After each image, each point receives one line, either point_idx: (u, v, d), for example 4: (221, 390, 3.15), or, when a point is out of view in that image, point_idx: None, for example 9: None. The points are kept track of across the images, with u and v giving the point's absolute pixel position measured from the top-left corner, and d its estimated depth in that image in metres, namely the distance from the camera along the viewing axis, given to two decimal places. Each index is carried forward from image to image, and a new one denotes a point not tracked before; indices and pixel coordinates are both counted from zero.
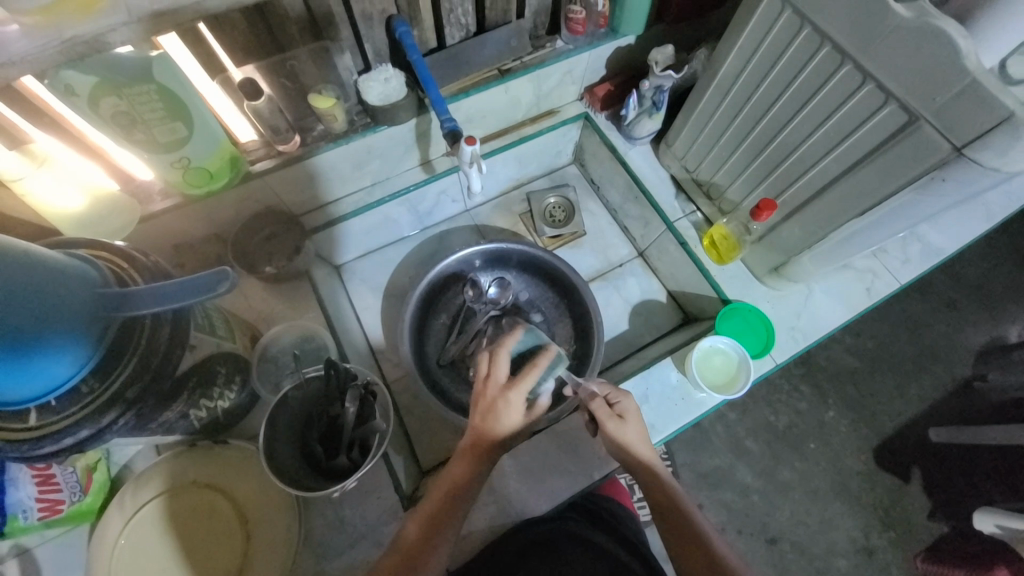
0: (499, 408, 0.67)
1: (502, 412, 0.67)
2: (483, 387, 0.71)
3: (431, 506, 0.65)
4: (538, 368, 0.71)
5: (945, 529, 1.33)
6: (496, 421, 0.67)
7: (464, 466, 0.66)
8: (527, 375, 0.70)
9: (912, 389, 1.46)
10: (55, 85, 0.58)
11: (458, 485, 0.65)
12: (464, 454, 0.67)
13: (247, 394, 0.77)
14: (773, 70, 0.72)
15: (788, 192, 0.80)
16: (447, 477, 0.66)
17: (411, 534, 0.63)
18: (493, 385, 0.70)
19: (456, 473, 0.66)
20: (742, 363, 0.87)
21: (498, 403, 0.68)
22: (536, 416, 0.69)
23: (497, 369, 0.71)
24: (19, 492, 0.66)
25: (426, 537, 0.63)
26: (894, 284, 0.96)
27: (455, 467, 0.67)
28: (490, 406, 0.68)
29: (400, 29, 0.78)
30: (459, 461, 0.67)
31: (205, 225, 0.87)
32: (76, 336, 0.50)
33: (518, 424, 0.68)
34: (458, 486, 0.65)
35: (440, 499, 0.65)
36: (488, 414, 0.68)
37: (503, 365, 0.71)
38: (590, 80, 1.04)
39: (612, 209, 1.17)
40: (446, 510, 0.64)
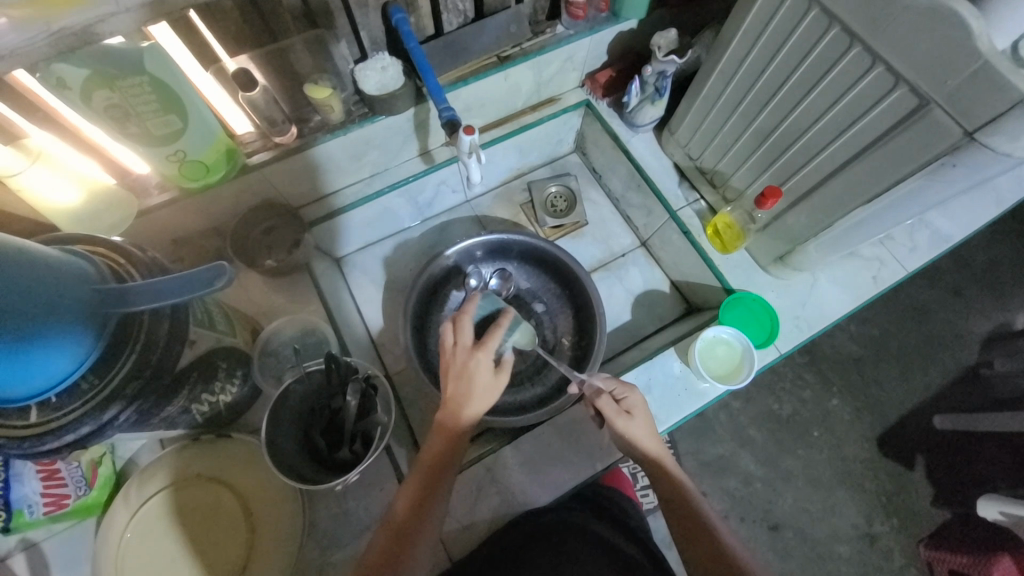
0: (468, 369, 0.69)
1: (472, 373, 0.69)
2: (449, 354, 0.72)
3: (420, 481, 0.65)
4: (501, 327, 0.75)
5: (948, 515, 1.34)
6: (468, 383, 0.69)
7: (444, 439, 0.67)
8: (492, 336, 0.73)
9: (917, 378, 1.45)
10: (46, 78, 0.57)
11: (441, 459, 0.66)
12: (441, 427, 0.68)
13: (248, 387, 0.77)
14: (780, 55, 0.70)
15: (794, 180, 0.78)
16: (432, 455, 0.67)
17: (401, 511, 0.63)
18: (460, 350, 0.71)
19: (437, 448, 0.67)
20: (746, 354, 0.86)
21: (467, 365, 0.69)
22: (505, 371, 0.71)
23: (462, 335, 0.72)
24: (25, 488, 0.66)
25: (415, 513, 0.63)
26: (901, 272, 0.94)
27: (436, 444, 0.67)
28: (460, 370, 0.70)
29: (396, 16, 0.77)
30: (438, 435, 0.68)
31: (203, 219, 0.86)
32: (75, 332, 0.50)
33: (489, 384, 0.70)
34: (442, 461, 0.66)
35: (430, 476, 0.65)
36: (459, 377, 0.69)
37: (466, 329, 0.73)
38: (591, 66, 1.02)
39: (614, 198, 1.16)
40: (439, 487, 0.65)
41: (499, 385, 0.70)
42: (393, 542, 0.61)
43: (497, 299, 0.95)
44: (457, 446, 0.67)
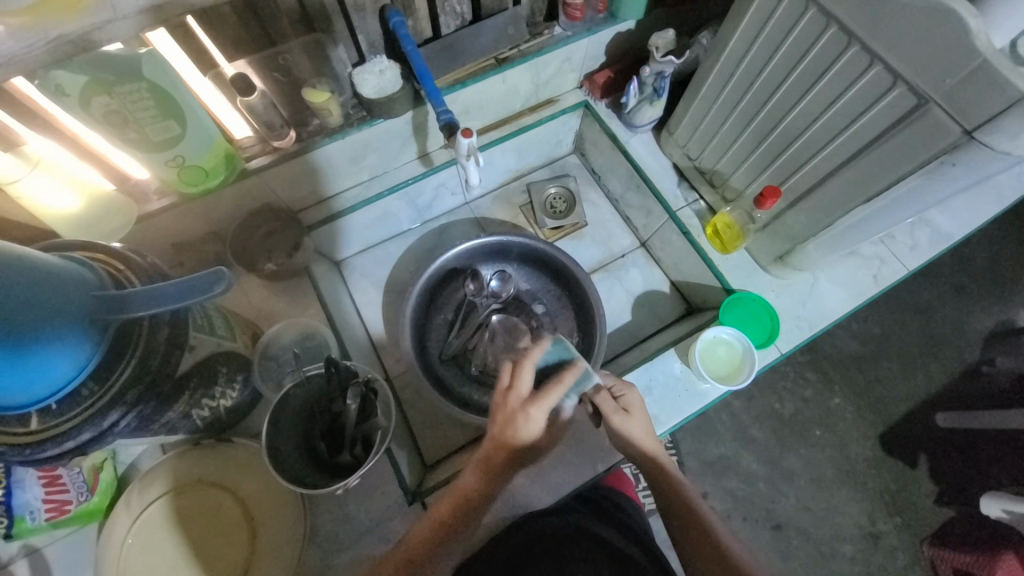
0: (516, 422, 0.65)
1: (520, 427, 0.65)
2: (502, 398, 0.69)
3: (444, 512, 0.66)
4: (561, 385, 0.67)
5: (951, 513, 1.34)
6: (513, 435, 0.65)
7: (477, 477, 0.67)
8: (549, 393, 0.66)
9: (919, 376, 1.45)
10: (45, 85, 0.57)
11: (471, 496, 0.67)
12: (478, 466, 0.67)
13: (249, 392, 0.77)
14: (777, 54, 0.70)
15: (793, 179, 0.78)
16: (463, 488, 0.67)
17: (418, 536, 0.65)
18: (514, 398, 0.67)
19: (469, 484, 0.67)
20: (746, 354, 0.86)
21: (518, 417, 0.66)
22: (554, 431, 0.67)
23: (520, 381, 0.68)
24: (27, 494, 0.67)
25: (432, 541, 0.65)
26: (902, 271, 0.94)
27: (470, 479, 0.67)
28: (509, 419, 0.66)
29: (393, 19, 0.76)
30: (474, 470, 0.68)
31: (203, 223, 0.86)
32: (75, 339, 0.50)
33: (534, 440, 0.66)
34: (470, 497, 0.67)
35: (451, 509, 0.66)
36: (507, 427, 0.66)
37: (526, 379, 0.68)
38: (589, 67, 1.02)
39: (614, 199, 1.16)
40: (456, 520, 0.66)
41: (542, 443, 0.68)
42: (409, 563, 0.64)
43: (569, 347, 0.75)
44: (485, 482, 0.67)
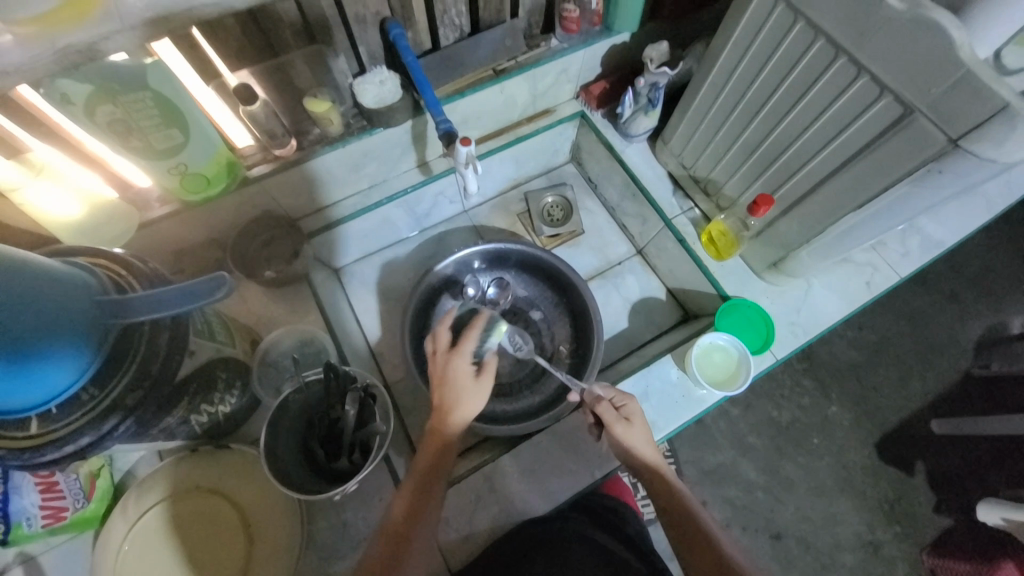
0: (448, 373, 0.71)
1: (453, 377, 0.71)
2: (431, 364, 0.75)
3: (410, 491, 0.66)
4: (475, 330, 0.74)
5: (950, 522, 1.34)
6: (448, 387, 0.71)
7: (433, 448, 0.69)
8: (467, 339, 0.74)
9: (915, 383, 1.46)
10: (50, 94, 0.59)
11: (429, 468, 0.68)
12: (432, 437, 0.70)
13: (248, 398, 0.77)
14: (768, 66, 0.72)
15: (785, 187, 0.79)
16: (423, 464, 0.68)
17: (396, 522, 0.64)
18: (439, 356, 0.74)
19: (426, 456, 0.69)
20: (742, 359, 0.87)
21: (446, 372, 0.72)
22: (486, 372, 0.72)
23: (441, 342, 0.75)
24: (23, 500, 0.66)
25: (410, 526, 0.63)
26: (894, 278, 0.95)
27: (427, 452, 0.69)
28: (442, 375, 0.72)
29: (393, 31, 0.78)
30: (429, 444, 0.70)
31: (204, 231, 0.87)
32: (75, 343, 0.50)
33: (471, 386, 0.71)
34: (429, 470, 0.67)
35: (417, 483, 0.67)
36: (441, 381, 0.72)
37: (443, 336, 0.74)
38: (585, 78, 1.04)
39: (610, 207, 1.17)
40: (422, 495, 0.66)
41: (483, 387, 0.72)
42: (389, 555, 0.61)
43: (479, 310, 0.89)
44: (440, 452, 0.69)
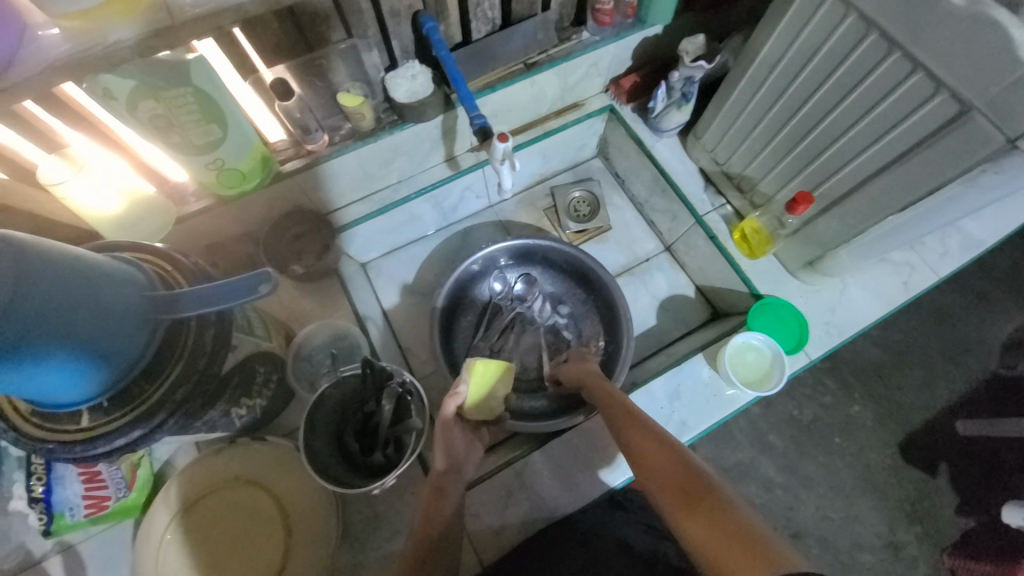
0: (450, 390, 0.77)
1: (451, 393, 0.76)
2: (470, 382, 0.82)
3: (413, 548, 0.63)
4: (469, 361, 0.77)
5: (972, 523, 1.32)
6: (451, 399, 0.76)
7: (430, 506, 0.66)
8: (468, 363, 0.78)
9: (940, 383, 1.44)
10: (94, 89, 0.59)
11: (432, 521, 0.64)
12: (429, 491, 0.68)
13: (283, 391, 0.78)
14: (813, 61, 0.70)
15: (825, 185, 0.78)
16: (423, 518, 0.65)
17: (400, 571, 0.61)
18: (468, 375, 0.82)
19: (427, 514, 0.65)
20: (776, 359, 0.85)
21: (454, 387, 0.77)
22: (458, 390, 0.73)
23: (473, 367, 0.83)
24: (66, 490, 0.69)
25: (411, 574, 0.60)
26: (933, 278, 0.93)
27: (426, 506, 0.66)
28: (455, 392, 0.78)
29: (427, 25, 0.77)
30: (427, 497, 0.67)
31: (237, 226, 0.87)
32: (122, 337, 0.51)
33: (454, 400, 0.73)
34: (433, 522, 0.64)
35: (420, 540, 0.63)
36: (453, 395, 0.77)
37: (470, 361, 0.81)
38: (615, 72, 1.02)
39: (638, 203, 1.14)
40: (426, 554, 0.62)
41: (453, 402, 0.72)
42: None
43: (486, 369, 0.75)
44: (435, 510, 0.66)
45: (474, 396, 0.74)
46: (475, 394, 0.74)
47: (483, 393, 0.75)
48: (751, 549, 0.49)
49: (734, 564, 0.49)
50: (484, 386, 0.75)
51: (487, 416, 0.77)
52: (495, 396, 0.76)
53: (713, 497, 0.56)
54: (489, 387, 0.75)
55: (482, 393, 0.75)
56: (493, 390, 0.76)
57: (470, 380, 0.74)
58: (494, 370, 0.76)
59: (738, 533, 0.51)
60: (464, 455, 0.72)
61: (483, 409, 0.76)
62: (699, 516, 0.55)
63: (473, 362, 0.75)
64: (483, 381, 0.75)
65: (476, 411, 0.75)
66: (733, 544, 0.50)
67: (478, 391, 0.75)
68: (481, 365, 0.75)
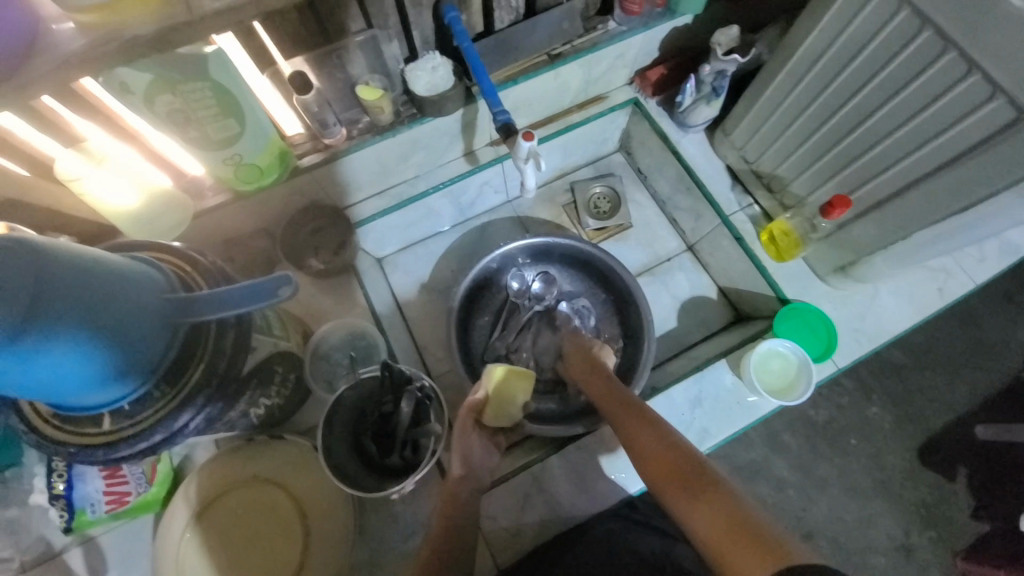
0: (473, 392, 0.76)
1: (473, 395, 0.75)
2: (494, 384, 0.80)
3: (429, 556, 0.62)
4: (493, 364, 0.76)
5: (987, 528, 1.31)
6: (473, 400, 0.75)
7: (447, 513, 0.65)
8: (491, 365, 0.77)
9: (961, 386, 1.40)
10: (111, 83, 0.57)
11: (451, 525, 0.64)
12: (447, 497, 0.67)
13: (300, 390, 0.77)
14: (858, 58, 0.66)
15: (865, 188, 0.74)
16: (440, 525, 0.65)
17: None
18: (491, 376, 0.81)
19: (444, 519, 0.65)
20: (803, 367, 0.83)
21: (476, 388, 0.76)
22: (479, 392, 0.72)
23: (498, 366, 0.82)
24: (87, 487, 0.69)
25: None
26: (969, 285, 0.90)
27: (444, 511, 0.66)
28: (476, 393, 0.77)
29: (449, 14, 0.74)
30: (445, 502, 0.67)
31: (253, 220, 0.86)
32: (143, 341, 0.50)
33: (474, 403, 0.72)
34: (451, 527, 0.64)
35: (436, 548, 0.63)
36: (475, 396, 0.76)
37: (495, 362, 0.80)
38: (642, 63, 0.98)
39: (660, 200, 1.11)
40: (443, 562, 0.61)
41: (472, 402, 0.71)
42: None
43: (508, 375, 0.73)
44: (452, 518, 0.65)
45: (493, 401, 0.72)
46: (494, 400, 0.72)
47: (503, 399, 0.73)
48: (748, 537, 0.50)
49: (735, 552, 0.49)
50: (504, 392, 0.73)
51: (504, 422, 0.75)
52: (515, 403, 0.74)
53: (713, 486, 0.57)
54: (509, 394, 0.73)
55: (501, 400, 0.73)
56: (514, 398, 0.73)
57: (490, 384, 0.72)
58: (515, 378, 0.73)
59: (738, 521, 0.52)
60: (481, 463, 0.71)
61: (501, 416, 0.74)
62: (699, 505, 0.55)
63: (494, 368, 0.73)
64: (503, 388, 0.73)
65: (495, 415, 0.74)
66: (732, 532, 0.51)
67: (498, 397, 0.72)
68: (501, 372, 0.72)
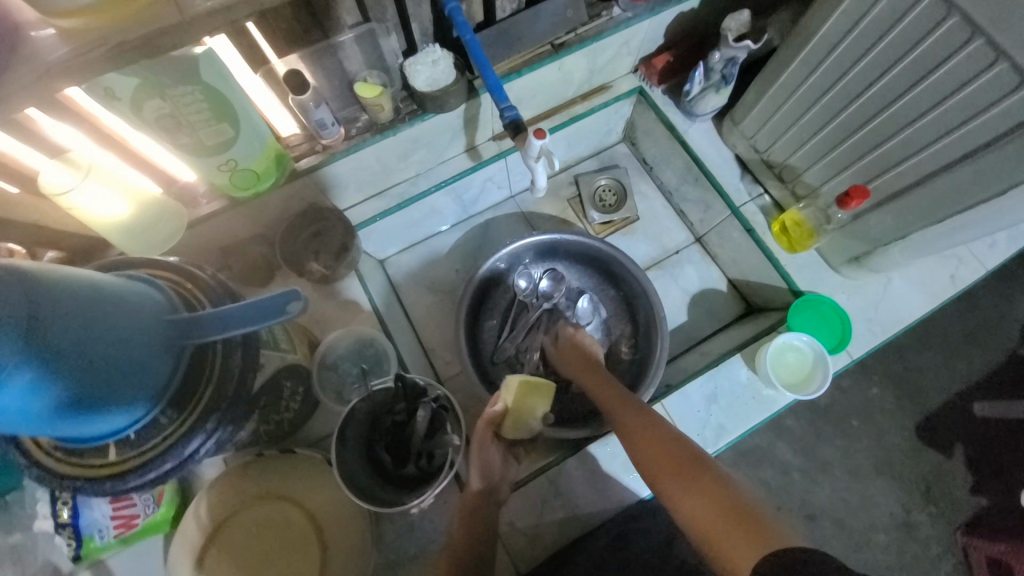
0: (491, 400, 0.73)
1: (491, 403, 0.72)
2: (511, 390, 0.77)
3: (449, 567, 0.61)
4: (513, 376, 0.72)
5: (985, 502, 1.32)
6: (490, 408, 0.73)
7: (466, 526, 0.64)
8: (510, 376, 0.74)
9: (960, 364, 1.41)
10: (95, 89, 0.53)
11: (472, 540, 0.63)
12: (463, 511, 0.66)
13: (309, 402, 0.75)
14: (878, 45, 0.64)
15: (883, 178, 0.73)
16: (460, 537, 0.64)
17: None
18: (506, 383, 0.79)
19: (461, 533, 0.64)
20: (819, 361, 0.82)
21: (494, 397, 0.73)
22: (497, 403, 0.70)
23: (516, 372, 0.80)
24: (94, 513, 0.67)
25: None
26: (980, 271, 0.89)
27: (463, 523, 0.65)
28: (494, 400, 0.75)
29: (449, 4, 0.70)
30: (464, 515, 0.66)
31: (250, 226, 0.82)
32: (149, 366, 0.48)
33: (492, 414, 0.70)
34: (472, 541, 0.63)
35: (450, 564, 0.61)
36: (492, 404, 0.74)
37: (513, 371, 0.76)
38: (647, 50, 0.94)
39: (667, 191, 1.09)
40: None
41: (491, 414, 0.70)
42: None
43: (527, 387, 0.70)
44: (470, 533, 0.64)
45: (512, 415, 0.70)
46: (513, 413, 0.70)
47: (522, 413, 0.70)
48: (746, 525, 0.49)
49: (730, 542, 0.49)
50: (523, 406, 0.70)
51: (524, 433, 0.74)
52: (534, 416, 0.71)
53: (709, 473, 0.56)
54: (528, 408, 0.71)
55: (520, 414, 0.71)
56: (532, 411, 0.71)
57: (509, 398, 0.70)
58: (534, 391, 0.71)
59: (736, 512, 0.51)
60: (500, 476, 0.70)
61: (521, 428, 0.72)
62: (693, 491, 0.55)
63: (511, 381, 0.70)
64: (522, 402, 0.70)
65: (514, 427, 0.72)
66: (728, 520, 0.50)
67: (517, 411, 0.70)
68: (519, 386, 0.69)
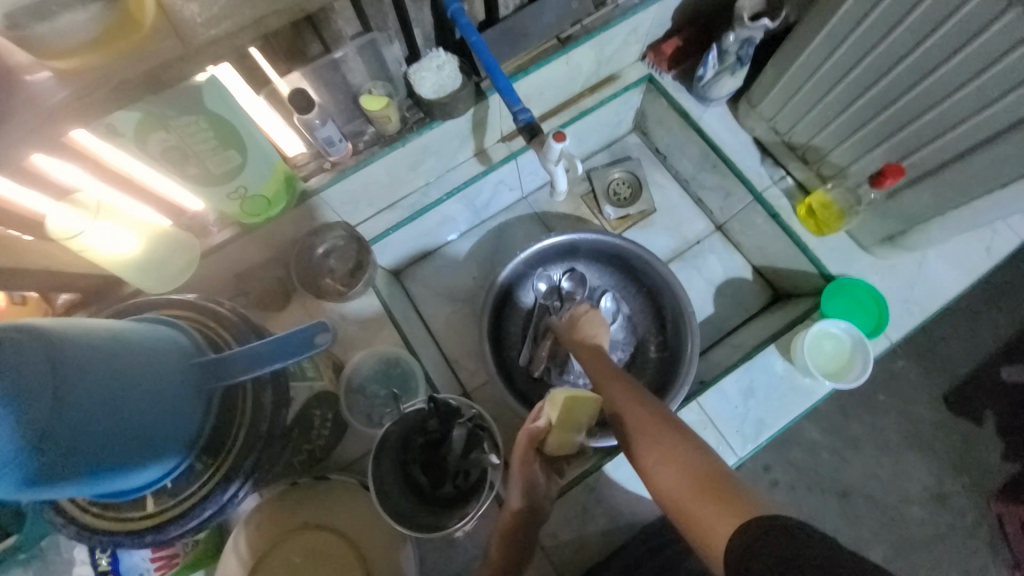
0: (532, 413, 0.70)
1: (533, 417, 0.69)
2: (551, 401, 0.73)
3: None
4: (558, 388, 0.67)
5: (1018, 469, 1.28)
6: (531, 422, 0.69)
7: (501, 543, 0.66)
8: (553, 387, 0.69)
9: (984, 331, 1.36)
10: (98, 127, 0.52)
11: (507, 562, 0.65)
12: (501, 528, 0.66)
13: (339, 427, 0.73)
14: (908, 18, 0.61)
15: (917, 155, 0.70)
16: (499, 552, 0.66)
17: None
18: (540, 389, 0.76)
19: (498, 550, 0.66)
20: (858, 346, 0.80)
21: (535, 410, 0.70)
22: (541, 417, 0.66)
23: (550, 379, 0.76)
24: (134, 557, 0.67)
25: None
26: (1016, 240, 0.85)
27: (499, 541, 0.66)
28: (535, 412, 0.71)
29: (452, 6, 0.67)
30: (501, 533, 0.66)
31: (263, 250, 0.80)
32: (181, 414, 0.47)
33: (534, 429, 0.66)
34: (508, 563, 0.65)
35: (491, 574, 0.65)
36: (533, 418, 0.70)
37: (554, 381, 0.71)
38: (654, 36, 0.91)
39: (683, 179, 1.06)
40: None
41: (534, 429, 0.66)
42: None
43: (573, 400, 0.65)
44: (506, 549, 0.66)
45: (557, 430, 0.66)
46: (558, 428, 0.65)
47: (568, 427, 0.66)
48: (719, 495, 0.48)
49: (704, 511, 0.47)
50: (569, 420, 0.65)
51: (568, 448, 0.70)
52: (580, 429, 0.67)
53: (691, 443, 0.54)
54: (573, 422, 0.66)
55: (566, 428, 0.66)
56: (578, 425, 0.66)
57: (554, 413, 0.65)
58: (582, 403, 0.65)
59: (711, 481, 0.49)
60: (543, 493, 0.67)
61: (565, 443, 0.68)
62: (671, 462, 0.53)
63: (557, 396, 0.65)
64: (568, 415, 0.65)
65: (557, 442, 0.67)
66: (704, 499, 0.48)
67: (563, 426, 0.66)
68: (566, 401, 0.64)
